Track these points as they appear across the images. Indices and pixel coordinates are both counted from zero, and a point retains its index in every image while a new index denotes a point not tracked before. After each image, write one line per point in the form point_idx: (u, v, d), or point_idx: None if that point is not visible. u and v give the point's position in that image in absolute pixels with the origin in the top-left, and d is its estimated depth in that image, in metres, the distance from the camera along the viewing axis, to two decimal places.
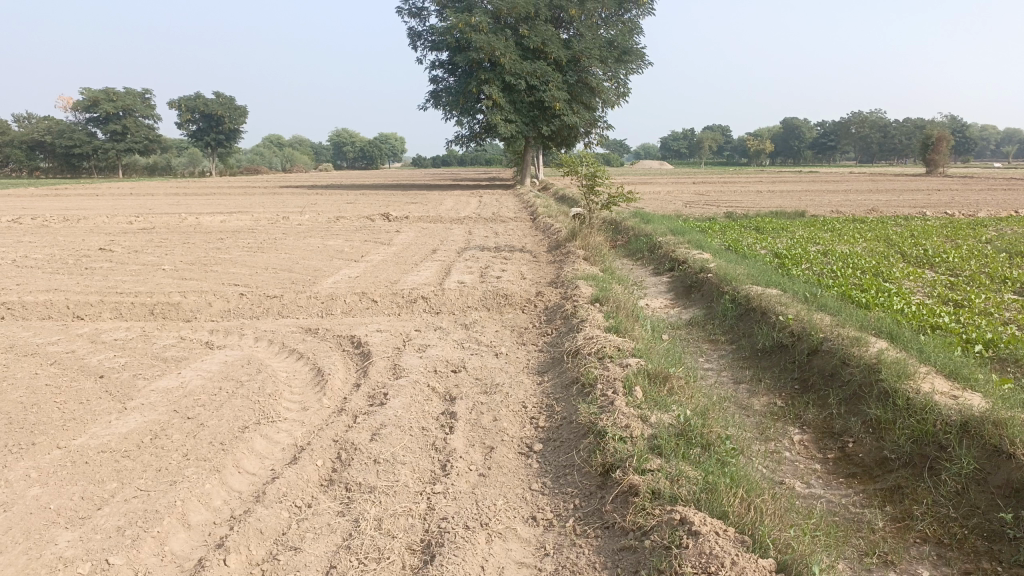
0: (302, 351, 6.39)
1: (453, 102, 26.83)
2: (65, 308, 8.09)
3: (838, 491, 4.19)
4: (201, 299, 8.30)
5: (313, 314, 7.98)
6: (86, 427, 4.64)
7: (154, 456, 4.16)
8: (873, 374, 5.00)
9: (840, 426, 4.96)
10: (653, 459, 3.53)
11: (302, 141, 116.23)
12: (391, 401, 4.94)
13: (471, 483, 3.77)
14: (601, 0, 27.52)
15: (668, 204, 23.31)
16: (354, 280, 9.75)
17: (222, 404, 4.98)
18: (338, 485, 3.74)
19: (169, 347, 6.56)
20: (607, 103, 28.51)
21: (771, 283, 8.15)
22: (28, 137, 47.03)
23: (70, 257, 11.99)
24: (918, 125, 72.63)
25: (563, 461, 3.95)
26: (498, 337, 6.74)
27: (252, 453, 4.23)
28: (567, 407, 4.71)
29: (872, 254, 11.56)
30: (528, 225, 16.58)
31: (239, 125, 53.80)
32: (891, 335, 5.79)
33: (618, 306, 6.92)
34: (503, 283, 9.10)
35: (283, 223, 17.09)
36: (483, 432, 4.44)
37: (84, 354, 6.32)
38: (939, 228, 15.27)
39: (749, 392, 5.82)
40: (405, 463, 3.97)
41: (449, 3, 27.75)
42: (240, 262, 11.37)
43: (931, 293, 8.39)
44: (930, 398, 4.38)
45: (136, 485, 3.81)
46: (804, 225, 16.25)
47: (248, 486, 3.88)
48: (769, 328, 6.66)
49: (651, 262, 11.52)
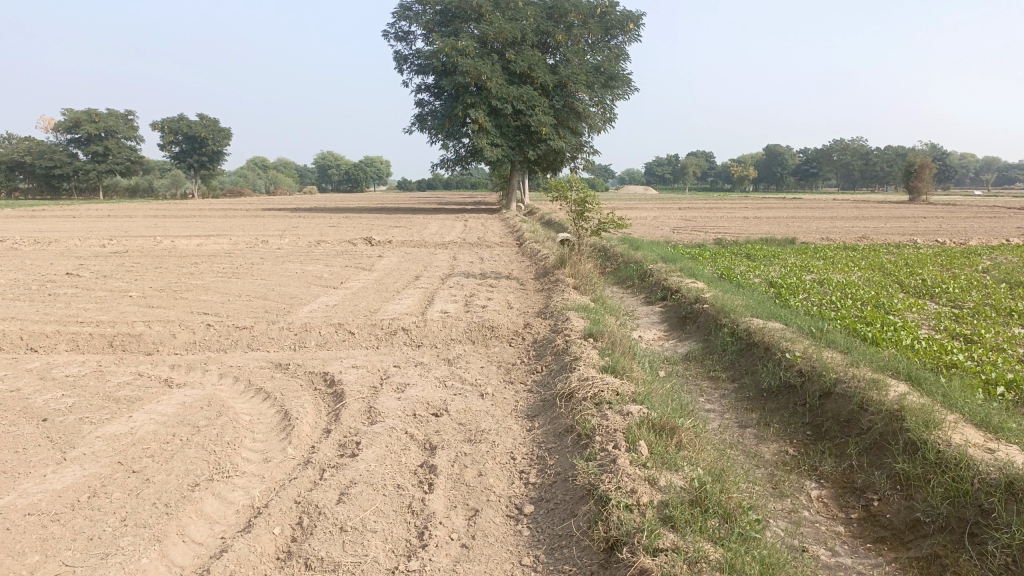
0: (271, 390, 5.85)
1: (439, 126, 26.52)
2: (18, 339, 7.49)
3: (867, 561, 3.72)
4: (166, 330, 7.74)
5: (285, 346, 7.44)
6: (16, 483, 4.07)
7: (88, 521, 3.61)
8: (895, 423, 4.56)
9: (863, 481, 4.49)
10: (667, 535, 3.05)
11: (287, 164, 116.11)
12: (364, 453, 4.41)
13: (452, 557, 3.25)
14: (588, 26, 27.24)
15: (656, 229, 23.04)
16: (332, 309, 9.24)
17: (173, 455, 4.44)
18: (297, 561, 3.21)
19: (124, 386, 5.99)
20: (593, 128, 28.23)
21: (771, 314, 7.70)
22: (8, 157, 45.69)
23: (34, 282, 11.39)
24: (901, 153, 73.01)
25: (558, 529, 3.46)
26: (483, 375, 6.24)
27: (202, 517, 3.69)
28: (561, 460, 4.22)
29: (870, 283, 11.17)
30: (514, 250, 16.13)
31: (221, 148, 53.27)
32: (910, 376, 5.32)
33: (613, 342, 6.42)
34: (489, 313, 8.61)
35: (261, 246, 16.57)
36: (467, 490, 3.92)
37: (28, 394, 5.74)
38: (934, 257, 14.89)
39: (757, 439, 5.35)
40: (376, 532, 3.45)
41: (435, 26, 27.44)
42: (212, 288, 10.82)
43: (938, 326, 7.98)
44: (965, 452, 3.93)
45: (61, 558, 3.26)
46: (795, 252, 15.90)
47: (193, 560, 3.34)
48: (775, 367, 6.20)
49: (643, 291, 11.07)
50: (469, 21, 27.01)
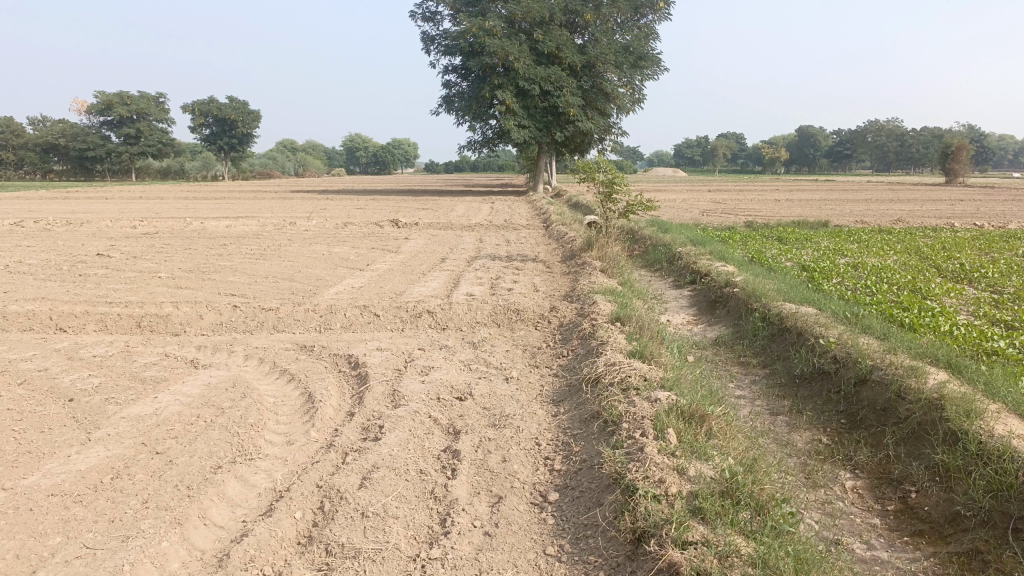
0: (295, 372, 5.83)
1: (466, 107, 26.37)
2: (48, 319, 7.56)
3: (905, 555, 3.59)
4: (193, 311, 7.75)
5: (310, 328, 7.43)
6: (40, 463, 4.07)
7: (110, 503, 3.59)
8: (934, 412, 4.40)
9: (899, 473, 4.35)
10: (697, 528, 2.95)
11: (316, 146, 116.54)
12: (387, 437, 4.35)
13: (475, 544, 3.18)
14: (617, 5, 26.76)
15: (685, 212, 22.70)
16: (357, 291, 9.20)
17: (197, 437, 4.42)
18: (317, 547, 3.16)
19: (150, 366, 6.00)
20: (623, 110, 27.85)
21: (804, 299, 7.51)
22: (43, 140, 46.33)
23: (66, 263, 11.51)
24: (938, 134, 71.25)
25: (583, 519, 3.37)
26: (508, 358, 6.17)
27: (223, 500, 3.66)
28: (587, 447, 4.13)
29: (906, 268, 10.87)
30: (541, 233, 15.98)
31: (251, 130, 53.56)
32: (949, 364, 5.14)
33: (641, 326, 6.30)
34: (515, 296, 8.51)
35: (289, 228, 16.62)
36: (490, 476, 3.85)
37: (56, 374, 5.77)
38: (971, 240, 14.48)
39: (789, 427, 5.21)
40: (397, 518, 3.39)
41: (462, 7, 27.22)
42: (240, 270, 10.84)
43: (977, 312, 7.74)
44: (1008, 443, 3.77)
45: (82, 540, 3.23)
46: (828, 235, 15.55)
47: (213, 543, 3.31)
48: (808, 353, 6.04)
49: (671, 274, 10.90)
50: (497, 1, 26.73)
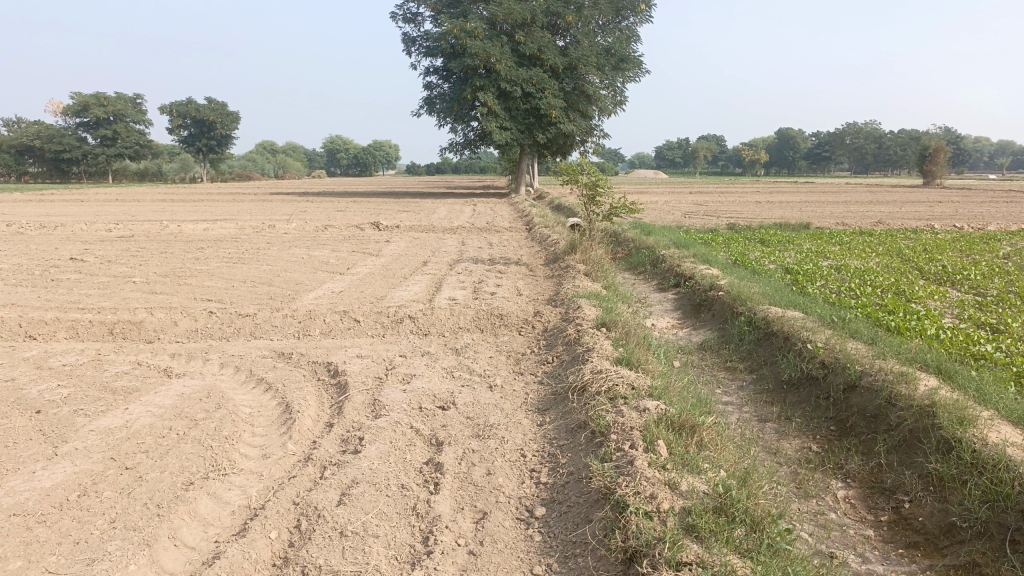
0: (272, 381, 5.66)
1: (448, 109, 26.22)
2: (17, 326, 7.32)
3: (900, 569, 3.50)
4: (168, 317, 7.53)
5: (289, 334, 7.25)
6: (2, 480, 3.88)
7: (76, 523, 3.42)
8: (927, 420, 4.32)
9: (892, 482, 4.27)
10: (690, 547, 2.84)
11: (296, 147, 115.76)
12: (367, 449, 4.20)
13: (459, 565, 3.04)
14: (599, 7, 26.71)
15: (667, 214, 22.69)
16: (337, 296, 9.03)
17: (168, 451, 4.25)
18: (293, 570, 3.01)
19: (121, 375, 5.80)
20: (604, 112, 27.79)
21: (790, 302, 7.44)
22: (17, 141, 45.56)
23: (37, 267, 11.22)
24: (915, 136, 71.94)
25: (571, 535, 3.25)
26: (492, 365, 6.03)
27: (195, 519, 3.50)
28: (574, 459, 4.00)
29: (889, 270, 10.85)
30: (523, 235, 15.87)
31: (231, 131, 53.05)
32: (939, 369, 5.06)
33: (627, 332, 6.18)
34: (498, 300, 8.38)
35: (268, 231, 16.37)
36: (474, 490, 3.71)
37: (23, 384, 5.56)
38: (952, 242, 14.50)
39: (778, 434, 5.12)
40: (378, 537, 3.24)
41: (443, 8, 27.04)
42: (217, 274, 10.62)
43: (961, 315, 7.71)
44: (1003, 453, 3.69)
45: (44, 564, 3.06)
46: (810, 237, 15.55)
47: (184, 566, 3.15)
48: (796, 358, 5.95)
49: (655, 278, 10.83)
50: (478, 2, 26.59)
